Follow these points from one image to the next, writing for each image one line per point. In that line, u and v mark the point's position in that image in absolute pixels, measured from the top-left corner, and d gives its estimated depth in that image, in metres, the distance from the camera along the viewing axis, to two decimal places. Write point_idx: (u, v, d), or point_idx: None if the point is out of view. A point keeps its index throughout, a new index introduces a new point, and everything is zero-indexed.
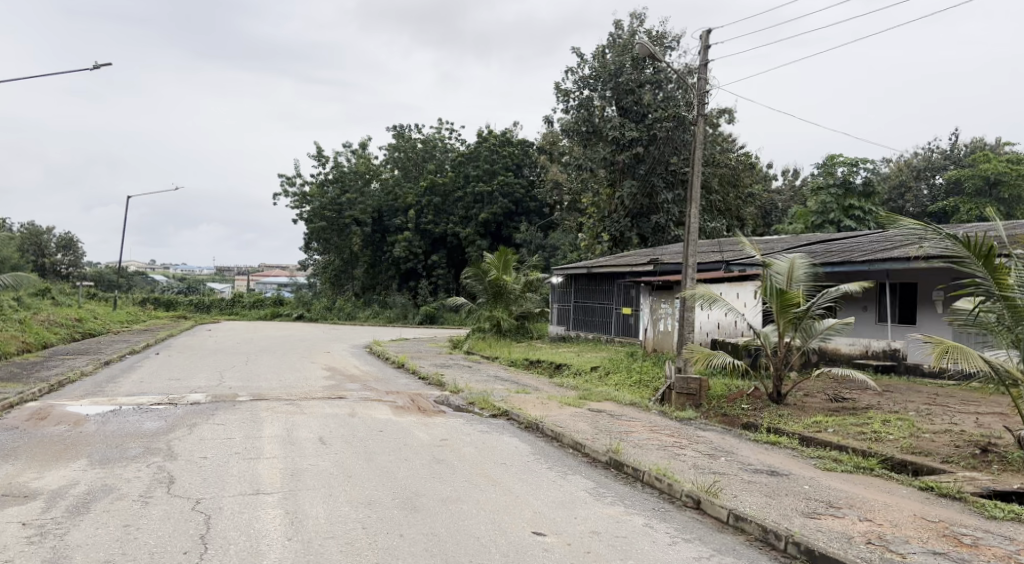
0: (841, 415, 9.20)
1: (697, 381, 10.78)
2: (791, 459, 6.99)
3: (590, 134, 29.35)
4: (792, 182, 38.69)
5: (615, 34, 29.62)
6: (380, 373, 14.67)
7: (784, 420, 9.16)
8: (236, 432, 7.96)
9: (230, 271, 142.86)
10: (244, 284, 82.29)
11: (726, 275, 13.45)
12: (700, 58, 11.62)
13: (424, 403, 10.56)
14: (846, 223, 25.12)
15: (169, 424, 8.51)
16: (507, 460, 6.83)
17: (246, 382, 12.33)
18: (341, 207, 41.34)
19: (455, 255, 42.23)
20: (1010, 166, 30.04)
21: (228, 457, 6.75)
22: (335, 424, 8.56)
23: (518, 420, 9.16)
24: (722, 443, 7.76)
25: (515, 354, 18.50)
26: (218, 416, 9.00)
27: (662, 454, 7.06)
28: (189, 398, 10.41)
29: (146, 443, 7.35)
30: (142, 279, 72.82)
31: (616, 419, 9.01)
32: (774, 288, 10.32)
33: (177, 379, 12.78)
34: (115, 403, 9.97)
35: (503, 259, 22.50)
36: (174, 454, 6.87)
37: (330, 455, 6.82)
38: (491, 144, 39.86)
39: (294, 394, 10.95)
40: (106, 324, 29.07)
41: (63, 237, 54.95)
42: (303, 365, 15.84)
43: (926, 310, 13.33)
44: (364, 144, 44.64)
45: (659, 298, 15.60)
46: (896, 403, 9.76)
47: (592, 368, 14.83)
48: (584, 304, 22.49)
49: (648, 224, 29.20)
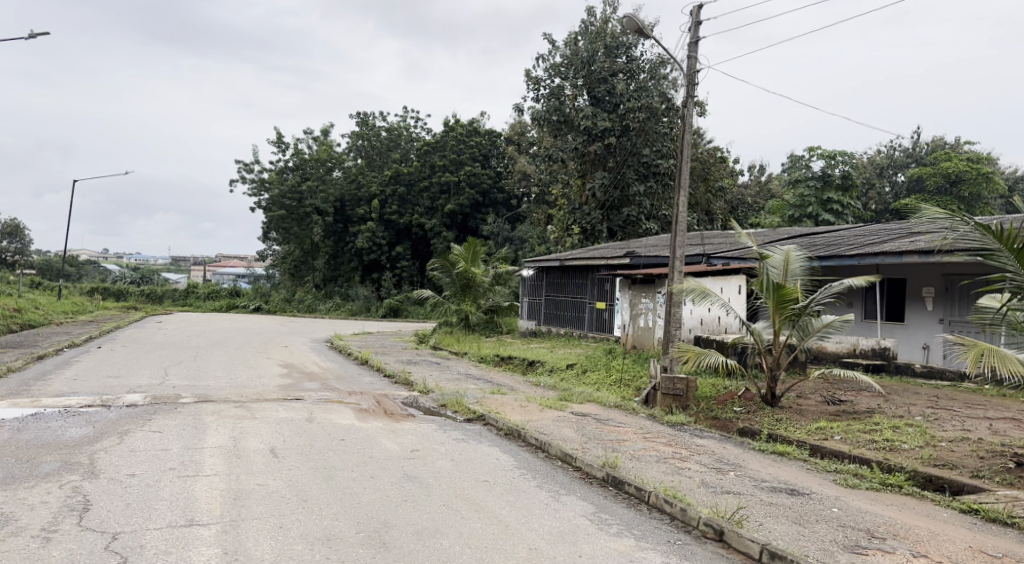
0: (845, 421, 8.56)
1: (685, 382, 10.05)
2: (808, 475, 6.26)
3: (561, 123, 28.26)
4: (759, 178, 38.47)
5: (588, 20, 28.75)
6: (342, 370, 13.60)
7: (784, 426, 8.47)
8: (174, 442, 6.85)
9: (187, 262, 138.98)
10: (202, 275, 79.34)
11: (711, 268, 12.69)
12: (691, 34, 10.82)
13: (390, 406, 9.59)
14: (823, 217, 24.87)
15: (97, 431, 7.34)
16: (488, 477, 5.93)
17: (192, 381, 11.16)
18: (302, 195, 39.74)
19: (421, 246, 41.16)
20: (971, 164, 30.31)
21: (160, 475, 5.66)
22: (289, 432, 7.50)
23: (496, 426, 8.26)
24: (727, 454, 6.98)
25: (484, 349, 17.59)
26: (156, 421, 7.85)
27: (664, 469, 6.23)
28: (126, 399, 9.23)
29: (63, 457, 6.17)
30: (92, 268, 69.68)
31: (604, 425, 8.18)
32: (771, 282, 9.57)
33: (114, 377, 11.51)
34: (38, 405, 8.74)
35: (472, 250, 21.74)
36: (94, 470, 5.73)
37: (282, 472, 5.83)
38: (457, 134, 38.74)
39: (245, 395, 9.85)
40: (47, 315, 27.25)
41: (9, 224, 52.25)
42: (259, 361, 14.69)
43: (914, 306, 12.90)
44: (326, 130, 43.11)
45: (639, 292, 14.80)
46: (899, 408, 9.17)
47: (567, 366, 14.03)
48: (556, 298, 21.72)
49: (620, 218, 28.46)
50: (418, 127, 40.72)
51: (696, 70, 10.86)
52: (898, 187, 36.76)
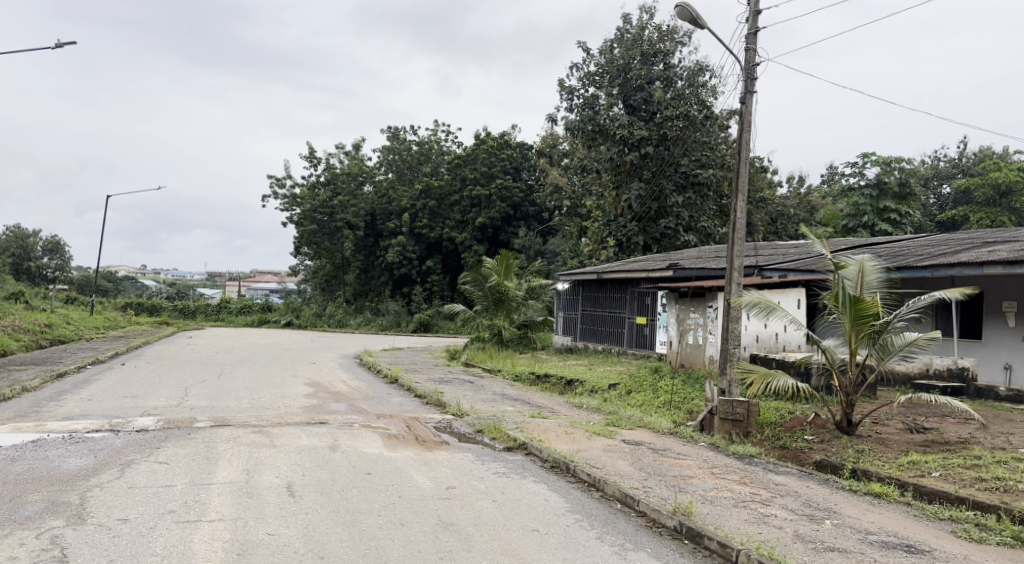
0: (940, 454, 7.43)
1: (746, 405, 9.01)
2: (918, 525, 5.25)
3: (595, 133, 27.36)
4: (798, 188, 36.98)
5: (623, 28, 27.94)
6: (371, 390, 12.78)
7: (871, 459, 7.38)
8: (180, 477, 6.07)
9: (222, 278, 141.12)
10: (236, 290, 79.87)
11: (768, 282, 11.66)
12: (749, 24, 9.88)
13: (422, 431, 8.74)
14: (881, 227, 23.52)
15: (98, 462, 6.60)
16: (538, 525, 5.01)
17: (212, 403, 10.45)
18: (333, 210, 39.39)
19: (451, 260, 40.43)
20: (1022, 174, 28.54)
21: (158, 521, 4.88)
22: (310, 464, 6.67)
23: (540, 457, 7.34)
24: (814, 496, 5.96)
25: (518, 367, 16.72)
26: (165, 450, 7.12)
27: (746, 517, 5.23)
28: (138, 424, 8.54)
29: (52, 496, 5.42)
30: (130, 285, 70.67)
31: (663, 457, 7.23)
32: (847, 294, 8.53)
33: (131, 398, 10.86)
34: (43, 431, 8.06)
35: (505, 263, 20.82)
36: (82, 515, 4.95)
37: (300, 516, 5.03)
38: (489, 147, 38.12)
39: (266, 418, 9.09)
40: (78, 330, 26.98)
41: (50, 240, 53.05)
42: (284, 379, 14.01)
43: (993, 322, 11.59)
44: (357, 144, 42.91)
45: (688, 307, 13.75)
46: (996, 438, 8.02)
47: (610, 385, 13.06)
48: (593, 313, 20.79)
49: (657, 230, 27.14)
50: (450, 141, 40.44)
51: (755, 62, 9.91)
52: (943, 197, 35.13)
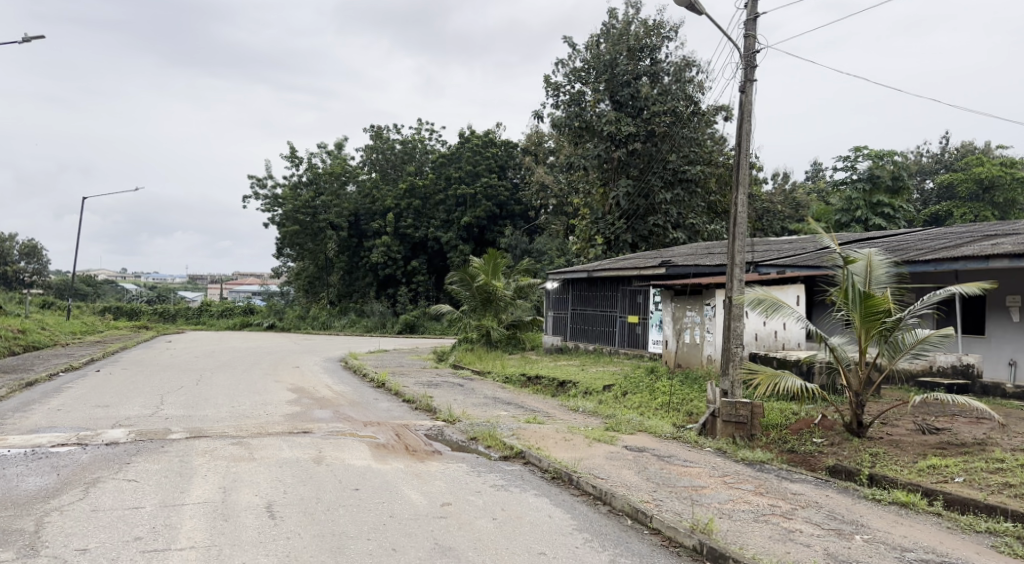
0: (959, 457, 7.03)
1: (749, 407, 8.63)
2: (955, 539, 4.87)
3: (582, 129, 26.97)
4: (783, 184, 36.89)
5: (609, 23, 27.56)
6: (357, 395, 12.29)
7: (889, 464, 6.97)
8: (150, 497, 5.55)
9: (203, 281, 139.56)
10: (217, 294, 78.53)
11: (768, 278, 11.31)
12: (748, 10, 9.50)
13: (411, 440, 8.25)
14: (874, 221, 23.38)
15: (61, 480, 6.06)
16: (545, 547, 4.55)
17: (189, 411, 9.89)
18: (315, 210, 38.71)
19: (436, 260, 39.84)
20: (1005, 170, 28.53)
21: (122, 550, 4.37)
22: (292, 479, 6.17)
23: (539, 467, 6.90)
24: (837, 507, 5.56)
25: (508, 368, 16.23)
26: (135, 465, 6.59)
27: (771, 533, 4.81)
28: (108, 437, 7.99)
29: (4, 522, 4.89)
30: (108, 288, 69.28)
31: (669, 465, 6.82)
32: (857, 289, 8.18)
33: (102, 408, 10.27)
34: (3, 446, 7.48)
35: (493, 263, 20.34)
36: (35, 545, 4.42)
37: (282, 542, 4.53)
38: (474, 145, 37.66)
39: (246, 428, 8.57)
40: (53, 336, 26.05)
41: (26, 244, 51.73)
42: (267, 384, 13.48)
43: (997, 317, 11.31)
44: (340, 143, 42.18)
45: (683, 304, 13.34)
46: (1011, 439, 7.67)
47: (605, 387, 12.64)
48: (583, 312, 20.37)
49: (645, 227, 26.78)
50: (433, 139, 39.90)
51: (755, 49, 9.52)
52: (927, 192, 35.23)
